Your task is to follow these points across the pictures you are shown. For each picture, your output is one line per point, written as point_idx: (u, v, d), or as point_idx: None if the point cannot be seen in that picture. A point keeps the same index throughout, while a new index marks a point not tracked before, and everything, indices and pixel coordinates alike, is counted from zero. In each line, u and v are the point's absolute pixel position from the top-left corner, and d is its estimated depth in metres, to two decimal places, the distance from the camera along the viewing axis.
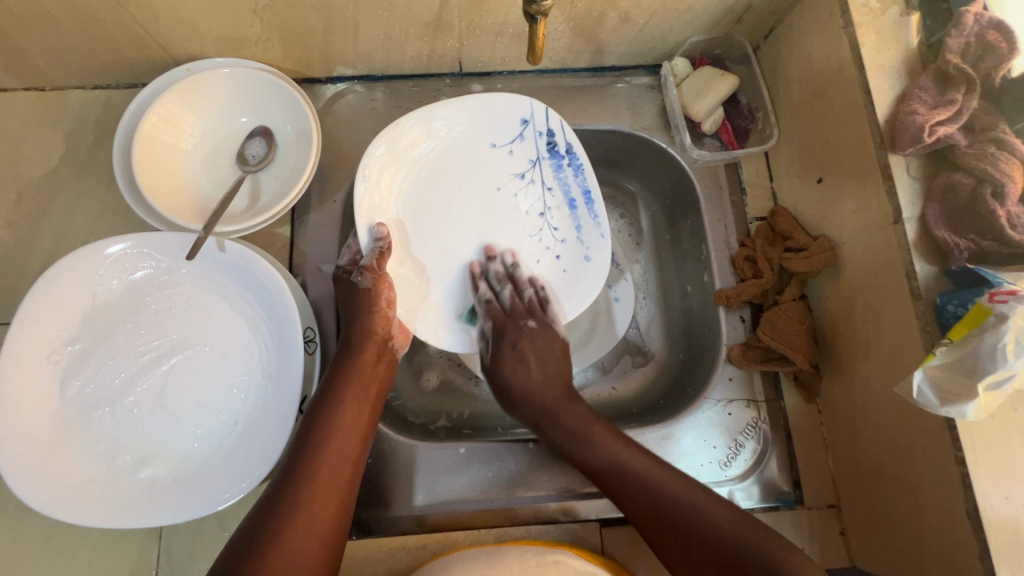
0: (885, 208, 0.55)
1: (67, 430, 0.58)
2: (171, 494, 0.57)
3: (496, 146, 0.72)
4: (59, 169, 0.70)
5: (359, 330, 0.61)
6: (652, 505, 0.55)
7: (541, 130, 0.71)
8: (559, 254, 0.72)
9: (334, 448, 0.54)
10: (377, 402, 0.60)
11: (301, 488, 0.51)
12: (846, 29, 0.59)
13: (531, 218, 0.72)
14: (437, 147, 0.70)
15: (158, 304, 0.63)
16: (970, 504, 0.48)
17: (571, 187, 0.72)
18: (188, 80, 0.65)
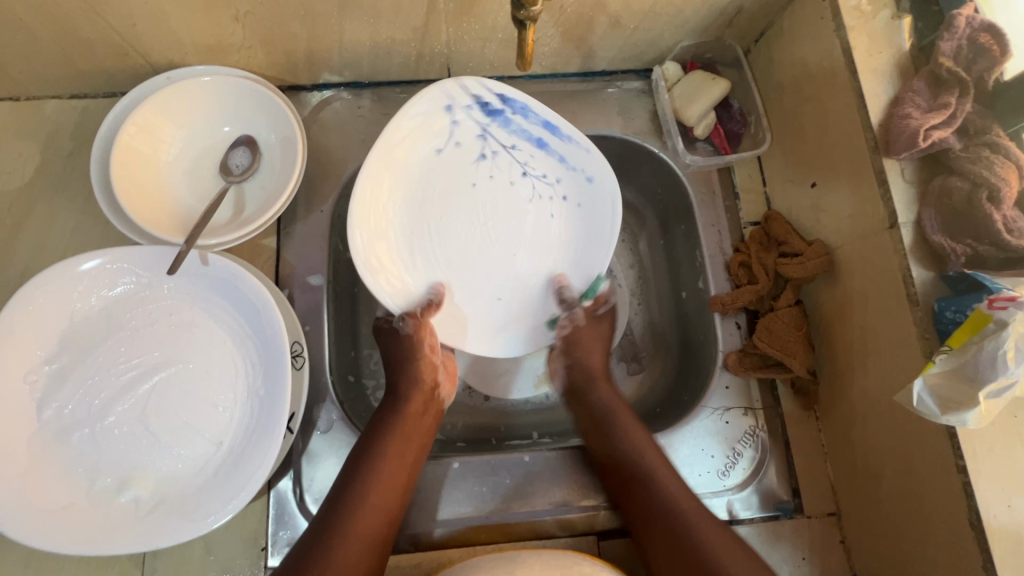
0: (881, 212, 0.54)
1: (44, 453, 0.56)
2: (155, 517, 0.55)
3: (443, 149, 0.66)
4: (36, 181, 0.68)
5: (409, 382, 0.61)
6: (648, 493, 0.57)
7: (465, 105, 0.64)
8: (563, 194, 0.67)
9: (371, 507, 0.53)
10: (422, 452, 0.59)
11: (330, 541, 0.50)
12: (838, 33, 0.58)
13: (519, 184, 0.67)
14: (415, 160, 0.65)
15: (140, 320, 0.61)
16: (972, 515, 0.47)
17: (519, 134, 0.66)
18: (168, 89, 0.63)
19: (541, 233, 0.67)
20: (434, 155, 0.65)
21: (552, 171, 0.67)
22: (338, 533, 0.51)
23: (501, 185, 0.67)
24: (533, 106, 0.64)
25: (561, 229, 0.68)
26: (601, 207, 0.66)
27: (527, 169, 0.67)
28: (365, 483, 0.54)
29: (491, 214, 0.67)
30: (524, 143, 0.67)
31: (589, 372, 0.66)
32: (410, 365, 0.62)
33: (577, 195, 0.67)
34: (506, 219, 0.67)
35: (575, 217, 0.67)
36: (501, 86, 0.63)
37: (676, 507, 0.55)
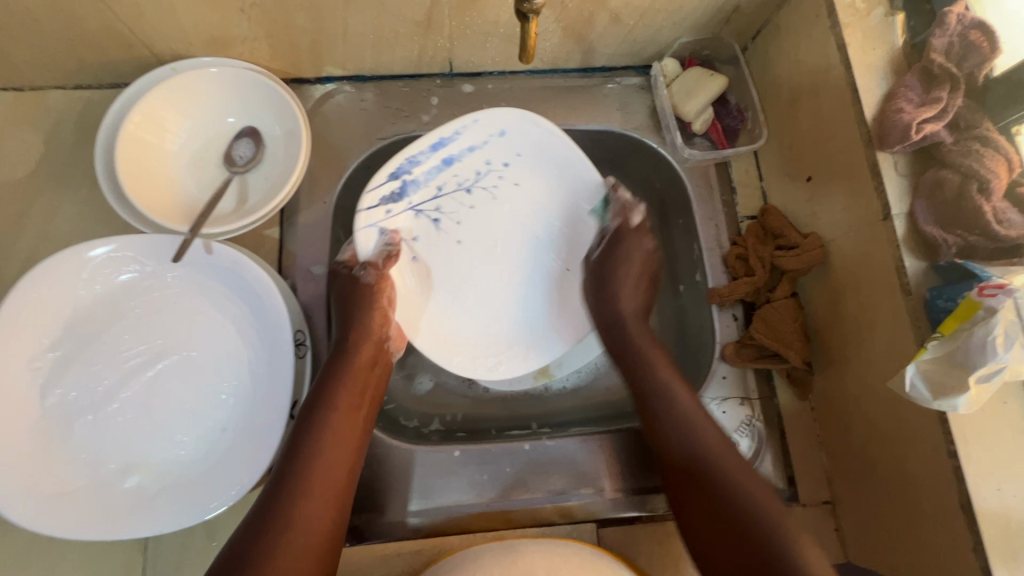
0: (875, 204, 0.56)
1: (47, 439, 0.56)
2: (158, 502, 0.55)
3: (422, 252, 0.70)
4: (40, 170, 0.68)
5: (356, 330, 0.61)
6: (689, 448, 0.56)
7: (384, 215, 0.67)
8: (501, 171, 0.71)
9: (329, 452, 0.53)
10: (368, 400, 0.59)
11: (295, 491, 0.50)
12: (834, 29, 0.60)
13: (478, 195, 0.71)
14: (423, 256, 0.70)
15: (143, 308, 0.61)
16: (963, 497, 0.48)
17: (433, 176, 0.69)
18: (174, 79, 0.63)
19: (526, 204, 0.72)
20: (417, 244, 0.70)
21: (478, 165, 0.70)
22: (296, 485, 0.50)
23: (476, 212, 0.72)
24: (413, 154, 0.66)
25: (535, 191, 0.72)
26: (531, 139, 0.69)
27: (466, 184, 0.71)
28: (321, 432, 0.54)
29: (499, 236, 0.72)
30: (440, 177, 0.70)
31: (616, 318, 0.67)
32: (356, 317, 0.62)
33: (507, 153, 0.70)
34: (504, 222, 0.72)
35: (524, 172, 0.71)
36: (379, 177, 0.65)
37: (705, 459, 0.54)
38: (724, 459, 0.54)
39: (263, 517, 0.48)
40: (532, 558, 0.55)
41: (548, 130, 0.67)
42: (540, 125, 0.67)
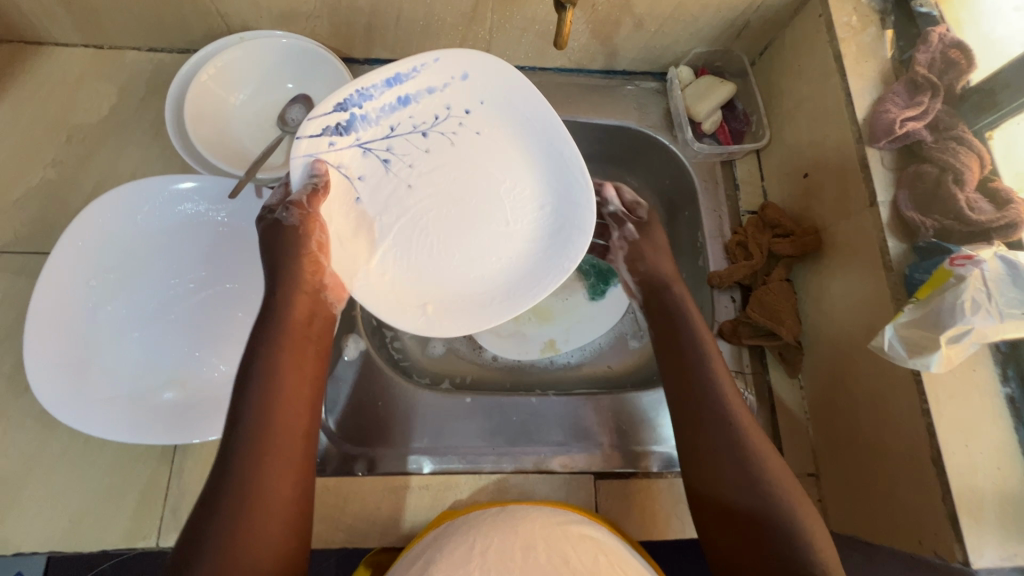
0: (863, 192, 0.62)
1: (93, 349, 0.61)
2: (192, 414, 0.60)
3: (365, 198, 0.63)
4: (109, 118, 0.75)
5: (287, 284, 0.55)
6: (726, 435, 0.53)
7: (328, 147, 0.61)
8: (466, 113, 0.65)
9: (279, 427, 0.48)
10: (308, 362, 0.53)
11: (244, 475, 0.45)
12: (831, 43, 0.68)
13: (431, 142, 0.66)
14: (373, 207, 0.64)
15: (194, 243, 0.67)
16: (934, 452, 0.53)
17: (384, 115, 0.63)
18: (245, 45, 0.71)
19: (493, 155, 0.66)
20: (363, 183, 0.63)
21: (437, 108, 0.65)
22: (246, 481, 0.45)
23: (434, 157, 0.66)
24: (363, 85, 0.61)
25: (501, 139, 0.65)
26: (503, 84, 0.63)
27: (422, 128, 0.65)
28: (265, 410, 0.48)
29: (460, 187, 0.66)
30: (395, 117, 0.64)
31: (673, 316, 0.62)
32: (280, 277, 0.55)
33: (467, 98, 0.65)
34: (465, 171, 0.66)
35: (490, 118, 0.65)
36: (324, 104, 0.60)
37: (753, 456, 0.52)
38: (755, 457, 0.52)
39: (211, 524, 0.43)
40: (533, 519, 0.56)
41: (521, 76, 0.62)
42: (504, 69, 0.62)
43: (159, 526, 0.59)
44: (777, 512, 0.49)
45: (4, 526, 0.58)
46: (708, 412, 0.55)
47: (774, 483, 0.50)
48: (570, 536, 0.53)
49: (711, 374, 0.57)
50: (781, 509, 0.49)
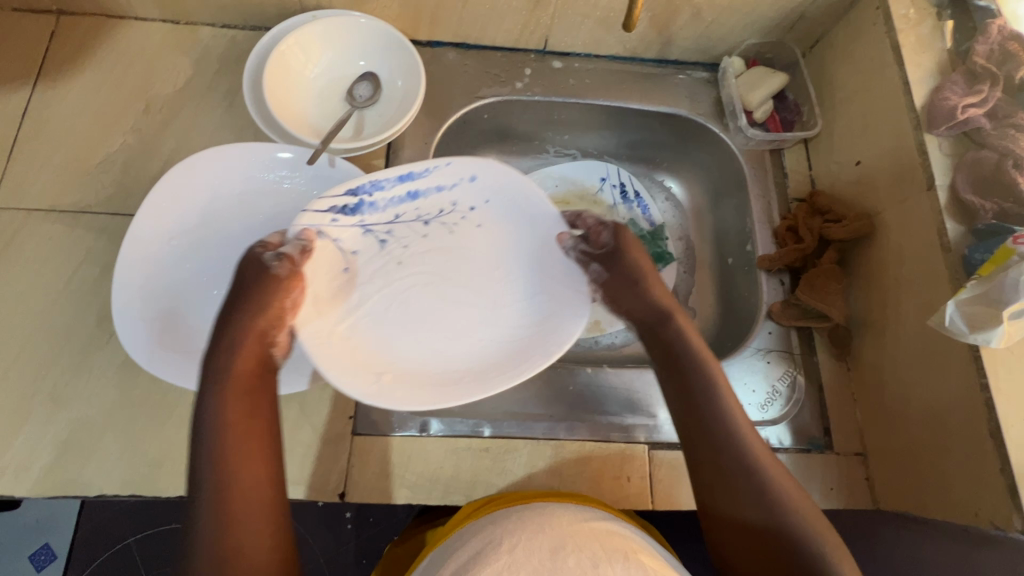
0: (920, 177, 0.64)
1: (173, 304, 0.64)
2: None
3: (350, 269, 0.66)
4: (185, 90, 0.78)
5: (239, 337, 0.55)
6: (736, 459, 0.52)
7: (329, 223, 0.64)
8: (471, 210, 0.69)
9: (244, 479, 0.48)
10: (260, 405, 0.52)
11: (217, 531, 0.45)
12: (889, 34, 0.70)
13: (429, 230, 0.69)
14: (364, 287, 0.66)
15: (269, 209, 0.70)
16: (993, 424, 0.54)
17: (392, 204, 0.67)
18: (320, 23, 0.73)
19: (487, 248, 0.69)
20: (355, 257, 0.67)
21: (444, 204, 0.69)
22: (220, 527, 0.45)
23: (429, 243, 0.69)
24: (377, 176, 0.65)
25: (496, 235, 0.69)
26: (508, 193, 0.67)
27: (425, 217, 0.69)
28: (218, 463, 0.47)
29: (448, 269, 0.69)
30: (401, 208, 0.68)
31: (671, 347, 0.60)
32: (228, 332, 0.55)
33: (474, 197, 0.69)
34: (455, 257, 0.69)
35: (490, 217, 0.69)
36: (337, 187, 0.64)
37: (758, 474, 0.52)
38: (758, 472, 0.52)
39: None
40: (560, 518, 0.53)
41: (523, 182, 0.66)
42: (509, 175, 0.66)
43: None
44: (790, 529, 0.49)
45: (88, 470, 0.61)
46: (706, 435, 0.54)
47: (779, 492, 0.51)
48: (599, 536, 0.50)
49: (712, 392, 0.56)
50: (789, 523, 0.49)
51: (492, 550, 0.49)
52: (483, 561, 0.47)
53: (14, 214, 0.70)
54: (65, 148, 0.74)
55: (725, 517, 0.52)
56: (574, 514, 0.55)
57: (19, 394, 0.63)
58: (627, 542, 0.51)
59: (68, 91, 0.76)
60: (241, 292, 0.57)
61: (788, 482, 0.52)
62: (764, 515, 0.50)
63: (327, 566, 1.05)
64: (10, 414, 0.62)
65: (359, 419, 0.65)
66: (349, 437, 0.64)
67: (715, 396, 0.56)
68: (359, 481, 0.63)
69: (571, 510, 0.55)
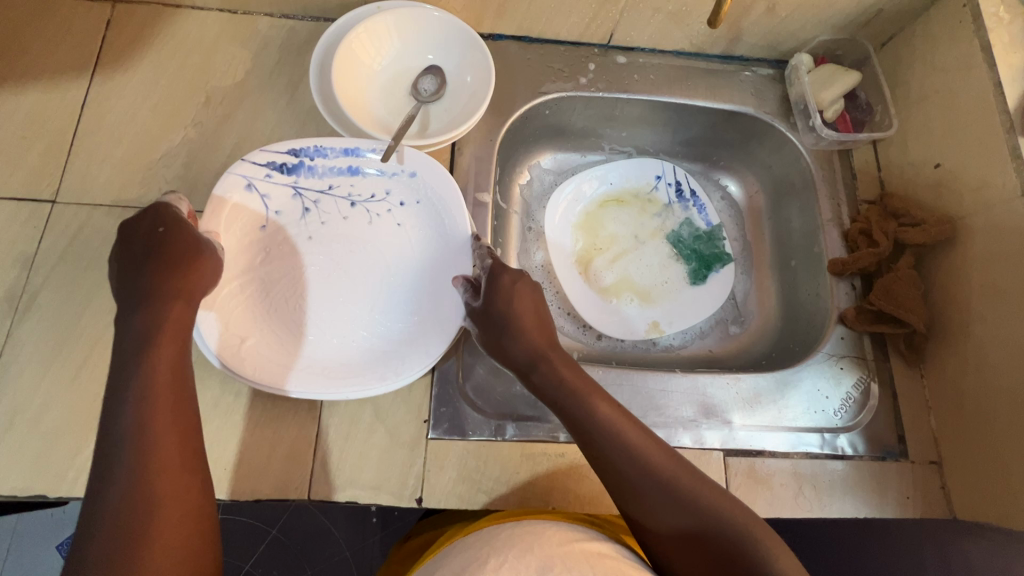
0: (1013, 183, 0.63)
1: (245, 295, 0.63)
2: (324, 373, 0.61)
3: (269, 227, 0.66)
4: (245, 82, 0.77)
5: (158, 288, 0.54)
6: (647, 479, 0.52)
7: (263, 177, 0.66)
8: (396, 204, 0.68)
9: (156, 428, 0.48)
10: (180, 387, 0.51)
11: (133, 478, 0.45)
12: (978, 33, 0.68)
13: (351, 215, 0.68)
14: (280, 253, 0.66)
15: (338, 203, 0.68)
16: None
17: (330, 174, 0.68)
18: (392, 14, 0.71)
19: (397, 247, 0.68)
20: (278, 218, 0.67)
21: (376, 189, 0.69)
22: (134, 504, 0.44)
23: (348, 225, 0.68)
24: (324, 143, 0.67)
25: (414, 238, 0.68)
26: (439, 199, 0.68)
27: (353, 199, 0.68)
28: (134, 441, 0.47)
29: (340, 256, 0.67)
30: (338, 179, 0.68)
31: (553, 381, 0.58)
32: (146, 314, 0.53)
33: (407, 193, 0.68)
34: (362, 249, 0.67)
35: (414, 219, 0.68)
36: (281, 145, 0.66)
37: (670, 479, 0.52)
38: (658, 483, 0.52)
39: (93, 562, 0.42)
40: (552, 537, 0.53)
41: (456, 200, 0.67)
42: (446, 183, 0.67)
43: (309, 478, 0.61)
44: (716, 531, 0.50)
45: None
46: (604, 453, 0.54)
47: (690, 486, 0.52)
48: (588, 555, 0.50)
49: (614, 424, 0.55)
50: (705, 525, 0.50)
51: (479, 566, 0.49)
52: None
53: (76, 210, 0.68)
54: (124, 141, 0.72)
55: (655, 529, 0.52)
56: (554, 529, 0.55)
57: (89, 394, 0.61)
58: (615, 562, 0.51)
59: (126, 83, 0.74)
60: (162, 271, 0.55)
61: (701, 483, 0.53)
62: (688, 514, 0.51)
63: (355, 560, 1.05)
64: (81, 416, 0.61)
65: (434, 422, 0.64)
66: (424, 441, 0.63)
67: (596, 424, 0.55)
68: (435, 486, 0.62)
69: (560, 527, 0.55)
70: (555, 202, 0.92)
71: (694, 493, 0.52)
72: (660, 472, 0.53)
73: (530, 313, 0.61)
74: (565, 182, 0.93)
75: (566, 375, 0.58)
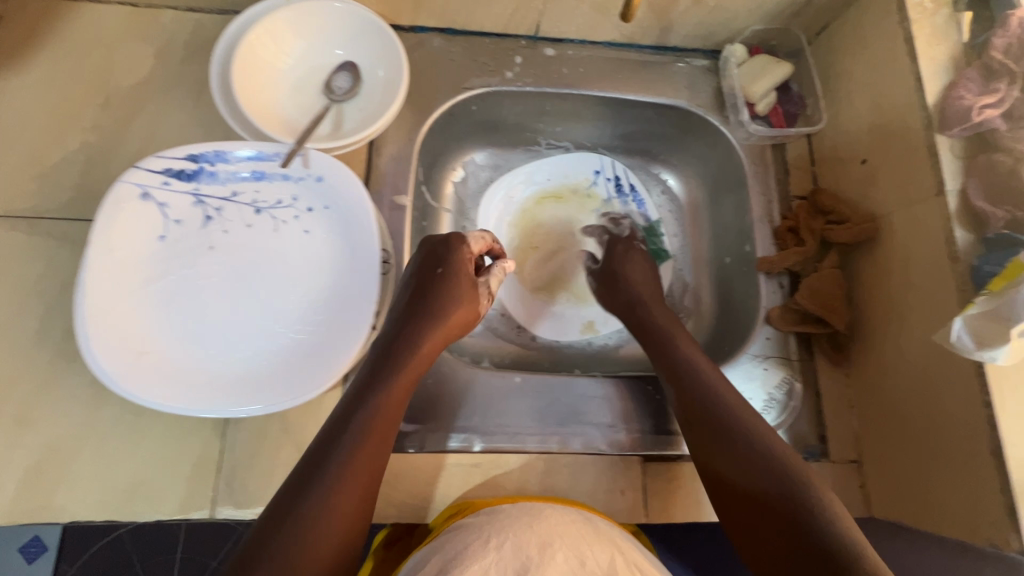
0: (929, 180, 0.61)
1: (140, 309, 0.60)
2: (222, 390, 0.59)
3: (168, 238, 0.63)
4: (148, 81, 0.73)
5: (437, 317, 0.63)
6: (750, 459, 0.56)
7: (160, 186, 0.63)
8: (304, 211, 0.66)
9: (343, 445, 0.51)
10: (394, 413, 0.55)
11: (313, 485, 0.48)
12: (902, 24, 0.66)
13: (256, 223, 0.65)
14: (180, 265, 0.63)
15: (243, 210, 0.65)
16: (994, 445, 0.53)
17: (232, 180, 0.65)
18: (294, 7, 0.67)
19: (305, 255, 0.65)
20: (177, 227, 0.63)
21: (282, 195, 0.66)
22: (315, 510, 0.47)
23: (252, 234, 0.65)
24: (223, 148, 0.64)
25: (323, 245, 0.66)
26: (347, 205, 0.65)
27: (257, 205, 0.65)
28: (346, 455, 0.50)
29: (244, 267, 0.64)
30: (241, 185, 0.65)
31: (675, 365, 0.66)
32: (409, 339, 0.61)
33: (314, 198, 0.66)
34: (268, 259, 0.65)
35: (323, 226, 0.66)
36: (177, 151, 0.63)
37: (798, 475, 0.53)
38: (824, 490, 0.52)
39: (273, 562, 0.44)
40: (551, 522, 0.52)
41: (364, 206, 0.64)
42: (354, 187, 0.64)
43: (213, 496, 0.60)
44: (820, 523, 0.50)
45: (58, 495, 0.58)
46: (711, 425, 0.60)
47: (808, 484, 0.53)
48: (588, 542, 0.50)
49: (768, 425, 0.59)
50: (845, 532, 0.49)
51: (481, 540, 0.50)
52: (471, 554, 0.48)
53: None
54: (19, 146, 0.68)
55: (722, 482, 0.57)
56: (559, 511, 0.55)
57: None
58: (617, 550, 0.52)
59: (20, 83, 0.70)
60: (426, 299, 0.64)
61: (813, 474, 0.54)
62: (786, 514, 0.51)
63: None
64: None
65: None
66: None
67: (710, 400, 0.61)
68: None
69: (563, 511, 0.55)
70: (490, 202, 0.90)
71: (815, 498, 0.52)
72: (777, 450, 0.56)
73: (639, 271, 0.80)
74: (501, 180, 0.91)
75: (687, 352, 0.67)
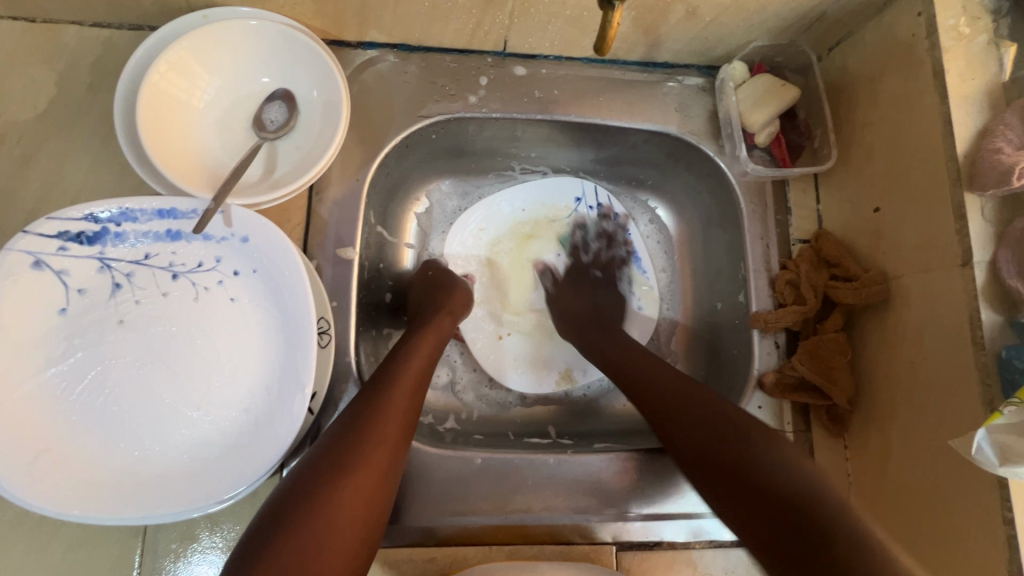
0: (953, 247, 0.53)
1: (34, 401, 0.51)
2: (134, 495, 0.51)
3: (69, 311, 0.54)
4: (48, 115, 0.62)
5: (432, 310, 0.66)
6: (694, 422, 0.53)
7: (55, 251, 0.53)
8: (228, 274, 0.57)
9: (366, 427, 0.49)
10: (413, 400, 0.54)
11: (331, 468, 0.46)
12: (931, 52, 0.55)
13: (173, 290, 0.57)
14: (85, 342, 0.54)
15: (159, 276, 0.56)
16: (1013, 568, 0.46)
17: (144, 240, 0.56)
18: (203, 32, 0.57)
19: (232, 327, 0.57)
20: (80, 298, 0.54)
21: (203, 257, 0.57)
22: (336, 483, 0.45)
23: (170, 303, 0.57)
24: (130, 206, 0.54)
25: (252, 315, 0.57)
26: (276, 269, 0.56)
27: (175, 269, 0.57)
28: (362, 434, 0.49)
29: (162, 343, 0.56)
30: (154, 246, 0.56)
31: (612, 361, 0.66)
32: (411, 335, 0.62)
33: (241, 261, 0.57)
34: (188, 332, 0.56)
35: (252, 292, 0.57)
36: (73, 209, 0.52)
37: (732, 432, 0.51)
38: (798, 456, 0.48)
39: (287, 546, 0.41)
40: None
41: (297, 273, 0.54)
42: (284, 253, 0.55)
43: None
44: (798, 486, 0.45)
45: None
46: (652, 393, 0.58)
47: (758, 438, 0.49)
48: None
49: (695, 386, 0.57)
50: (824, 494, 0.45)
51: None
52: None
53: None
54: None
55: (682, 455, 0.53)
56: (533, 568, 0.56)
57: None
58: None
59: None
60: (438, 299, 0.68)
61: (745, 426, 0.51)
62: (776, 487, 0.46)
63: None
64: None
65: None
66: None
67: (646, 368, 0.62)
68: None
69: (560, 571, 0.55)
70: (456, 233, 0.81)
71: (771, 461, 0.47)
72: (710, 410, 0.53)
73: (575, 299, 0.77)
74: (470, 209, 0.81)
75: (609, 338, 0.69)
